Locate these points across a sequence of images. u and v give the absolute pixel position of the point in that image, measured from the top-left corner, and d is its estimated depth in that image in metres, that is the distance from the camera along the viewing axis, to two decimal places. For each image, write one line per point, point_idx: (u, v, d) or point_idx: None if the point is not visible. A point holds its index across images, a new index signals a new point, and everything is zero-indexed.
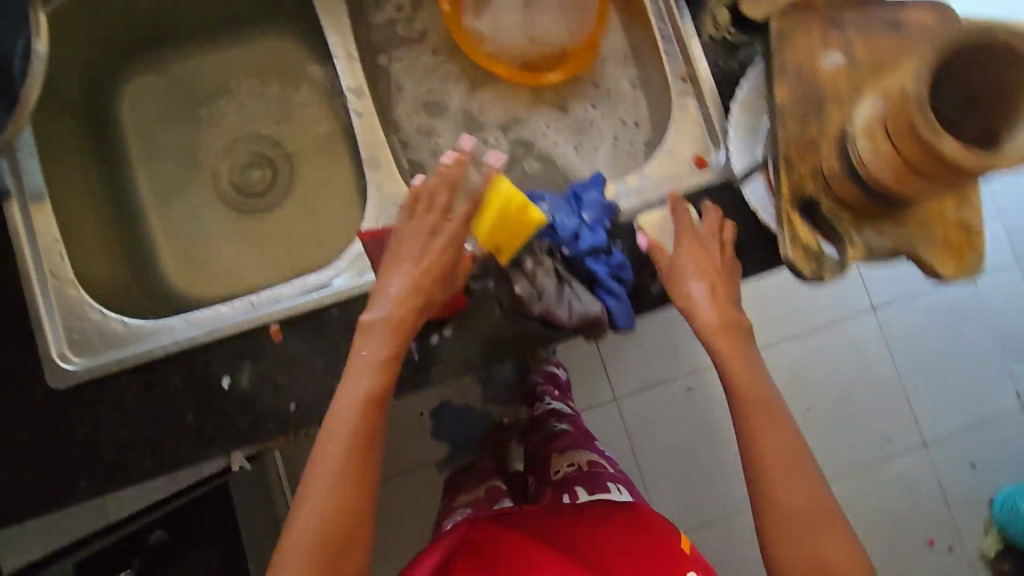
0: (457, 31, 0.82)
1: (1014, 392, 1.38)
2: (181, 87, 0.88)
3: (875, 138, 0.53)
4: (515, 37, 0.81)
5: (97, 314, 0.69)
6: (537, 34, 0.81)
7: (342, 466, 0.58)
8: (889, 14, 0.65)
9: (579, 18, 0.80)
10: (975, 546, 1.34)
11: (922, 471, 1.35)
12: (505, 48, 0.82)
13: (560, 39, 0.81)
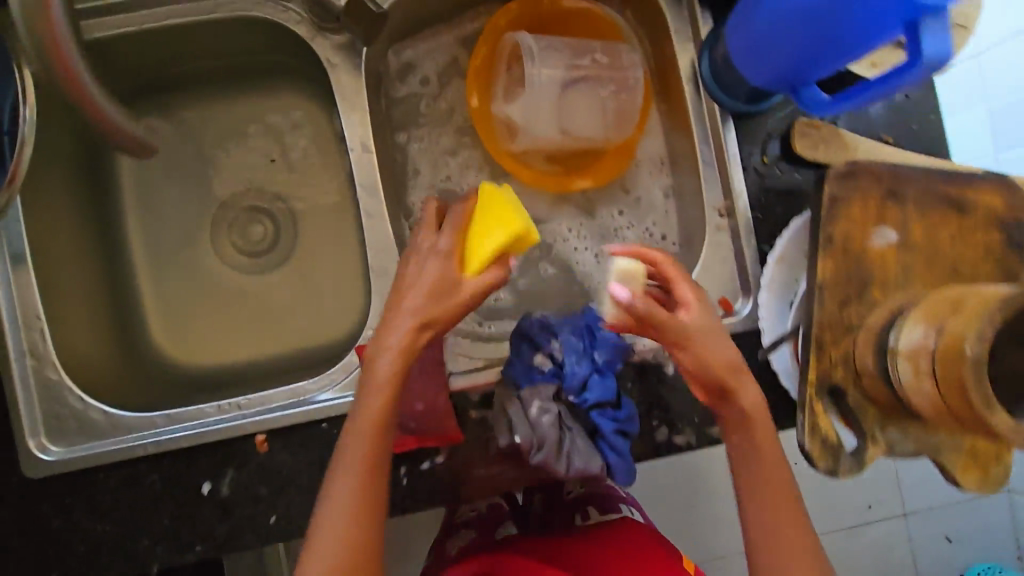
0: (482, 124, 0.75)
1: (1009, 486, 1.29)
2: (184, 133, 0.82)
3: (919, 371, 0.48)
4: (548, 126, 0.73)
5: (78, 402, 0.67)
6: (571, 127, 0.74)
7: (352, 509, 0.51)
8: (953, 194, 0.60)
9: (619, 121, 0.74)
10: None
11: (896, 537, 1.23)
12: (535, 141, 0.74)
13: (596, 136, 0.74)
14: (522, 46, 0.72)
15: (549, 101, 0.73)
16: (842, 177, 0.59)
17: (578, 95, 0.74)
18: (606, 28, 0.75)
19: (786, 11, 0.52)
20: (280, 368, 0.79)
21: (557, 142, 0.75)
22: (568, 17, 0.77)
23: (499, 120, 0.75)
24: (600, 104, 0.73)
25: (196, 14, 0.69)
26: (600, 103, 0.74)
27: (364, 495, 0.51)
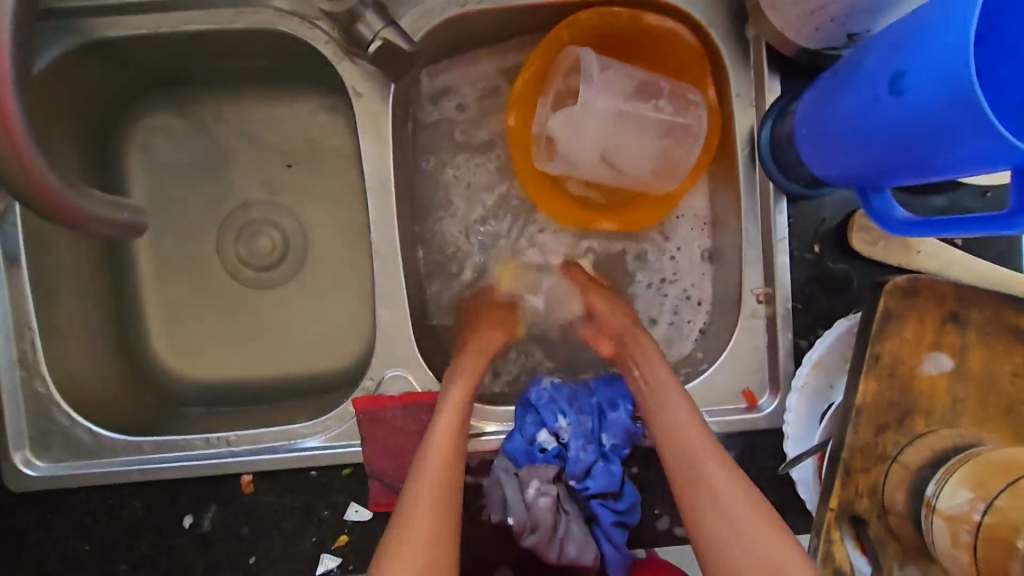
0: (518, 143, 0.69)
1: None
2: (199, 130, 0.77)
3: (956, 540, 0.44)
4: (593, 153, 0.67)
5: (65, 418, 0.64)
6: (618, 162, 0.67)
7: (439, 516, 0.50)
8: (1022, 324, 0.54)
9: (668, 167, 0.67)
10: None
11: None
12: (572, 165, 0.67)
13: (640, 177, 0.68)
14: (583, 65, 0.66)
15: (598, 129, 0.66)
16: (903, 292, 0.54)
17: (635, 127, 0.67)
18: (683, 59, 0.67)
19: (868, 123, 0.47)
20: (274, 392, 0.76)
21: (601, 172, 0.69)
22: (633, 53, 0.71)
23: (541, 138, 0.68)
24: (656, 143, 0.67)
25: (220, 21, 0.64)
26: (655, 141, 0.67)
27: (449, 501, 0.51)
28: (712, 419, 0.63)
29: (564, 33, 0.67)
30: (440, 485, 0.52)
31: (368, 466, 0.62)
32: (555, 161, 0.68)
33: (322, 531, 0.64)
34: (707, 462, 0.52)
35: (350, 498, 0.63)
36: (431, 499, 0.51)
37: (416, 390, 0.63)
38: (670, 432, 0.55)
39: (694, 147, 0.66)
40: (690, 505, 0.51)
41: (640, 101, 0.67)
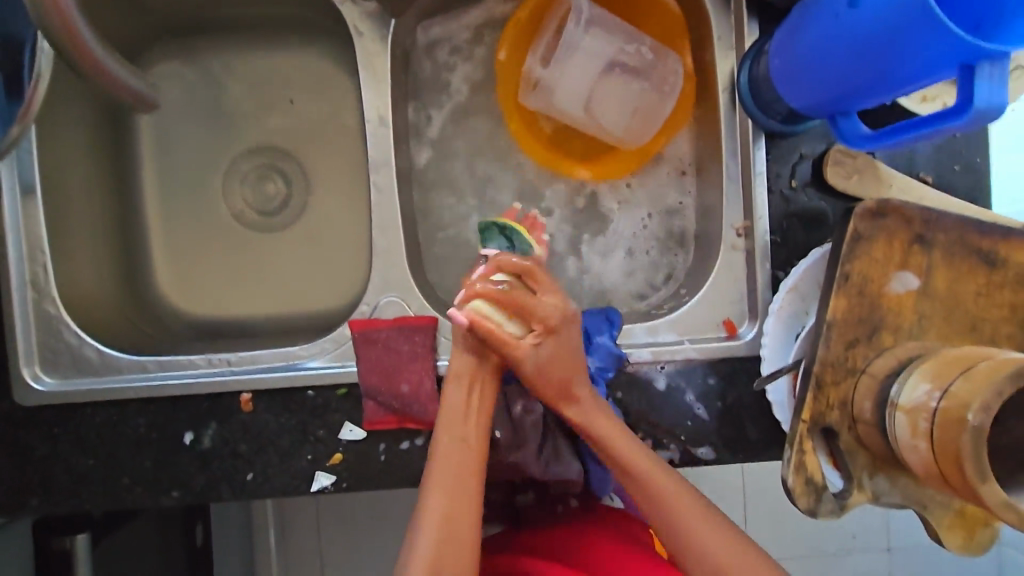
0: (507, 71, 0.74)
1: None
2: (206, 77, 0.81)
3: (915, 429, 0.47)
4: (579, 98, 0.73)
5: (73, 338, 0.67)
6: (595, 114, 0.73)
7: (455, 495, 0.52)
8: (984, 247, 0.57)
9: (640, 124, 0.74)
10: None
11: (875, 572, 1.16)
12: (552, 102, 0.74)
13: (614, 131, 0.74)
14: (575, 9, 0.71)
15: (585, 74, 0.73)
16: (871, 214, 0.56)
17: (616, 85, 0.73)
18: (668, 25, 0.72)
19: (832, 42, 0.50)
20: (271, 327, 0.79)
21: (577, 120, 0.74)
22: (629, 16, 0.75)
23: (528, 75, 0.73)
24: (632, 101, 0.73)
25: None
26: (631, 102, 0.73)
27: (466, 485, 0.53)
28: (693, 345, 0.66)
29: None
30: (457, 470, 0.53)
31: (361, 386, 0.65)
32: (534, 94, 0.74)
33: (317, 451, 0.66)
34: (661, 478, 0.54)
35: (344, 418, 0.66)
36: (446, 481, 0.52)
37: (409, 315, 0.67)
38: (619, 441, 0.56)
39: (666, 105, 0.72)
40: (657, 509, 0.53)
41: (621, 62, 0.73)
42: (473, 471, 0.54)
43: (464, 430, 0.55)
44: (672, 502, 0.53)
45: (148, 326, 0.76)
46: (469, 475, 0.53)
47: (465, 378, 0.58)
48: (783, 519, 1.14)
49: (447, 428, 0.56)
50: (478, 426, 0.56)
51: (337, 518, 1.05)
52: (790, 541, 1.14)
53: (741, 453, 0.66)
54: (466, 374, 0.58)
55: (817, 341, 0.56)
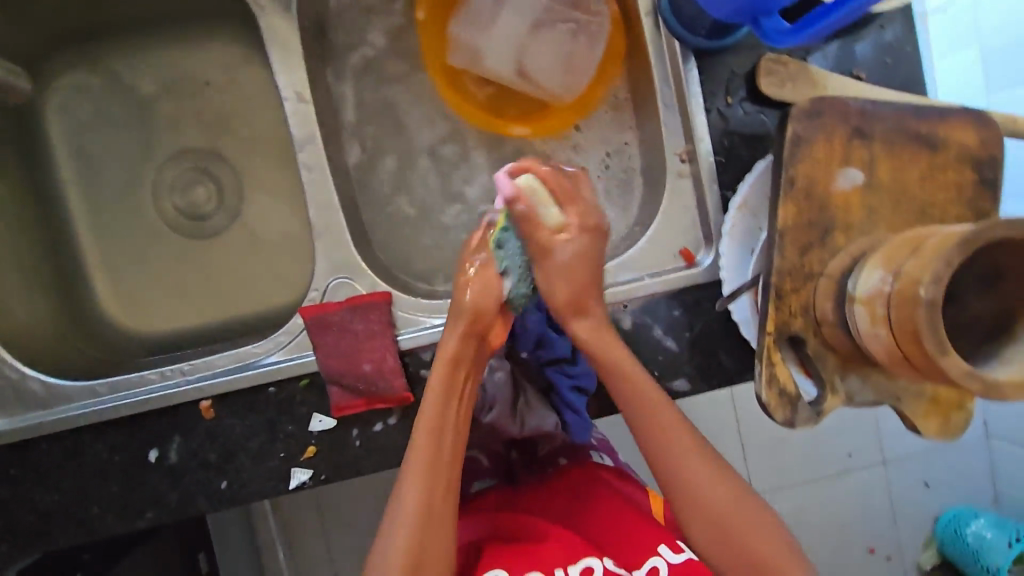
0: (432, 36, 0.72)
1: (981, 422, 1.18)
2: (117, 84, 0.77)
3: (875, 318, 0.46)
4: (507, 57, 0.71)
5: (14, 373, 0.64)
6: (528, 71, 0.71)
7: (430, 535, 0.50)
8: (923, 131, 0.56)
9: (572, 74, 0.71)
10: (911, 557, 1.19)
11: (875, 485, 1.17)
12: (484, 63, 0.72)
13: (548, 87, 0.72)
14: None
15: (509, 32, 0.70)
16: (806, 113, 0.56)
17: (546, 39, 0.70)
18: None
19: None
20: (225, 332, 0.75)
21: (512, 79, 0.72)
22: None
23: (455, 39, 0.71)
24: (562, 52, 0.70)
25: None
26: (561, 51, 0.70)
27: (439, 523, 0.50)
28: (654, 280, 0.65)
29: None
30: (435, 505, 0.51)
31: (322, 373, 0.63)
32: (459, 55, 0.72)
33: (288, 448, 0.64)
34: (677, 443, 0.54)
35: (311, 409, 0.64)
36: (431, 473, 0.51)
37: (361, 293, 0.65)
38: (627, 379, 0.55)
39: (596, 55, 0.69)
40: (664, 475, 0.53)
41: (553, 14, 0.69)
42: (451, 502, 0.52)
43: (441, 466, 0.51)
44: (680, 467, 0.53)
45: (96, 351, 0.72)
46: (446, 509, 0.51)
47: (438, 407, 0.53)
48: (778, 447, 1.15)
49: (421, 460, 0.51)
50: (464, 409, 0.55)
51: (336, 517, 1.04)
52: (788, 465, 1.15)
53: (717, 379, 0.65)
54: (439, 400, 0.53)
55: (771, 252, 0.55)
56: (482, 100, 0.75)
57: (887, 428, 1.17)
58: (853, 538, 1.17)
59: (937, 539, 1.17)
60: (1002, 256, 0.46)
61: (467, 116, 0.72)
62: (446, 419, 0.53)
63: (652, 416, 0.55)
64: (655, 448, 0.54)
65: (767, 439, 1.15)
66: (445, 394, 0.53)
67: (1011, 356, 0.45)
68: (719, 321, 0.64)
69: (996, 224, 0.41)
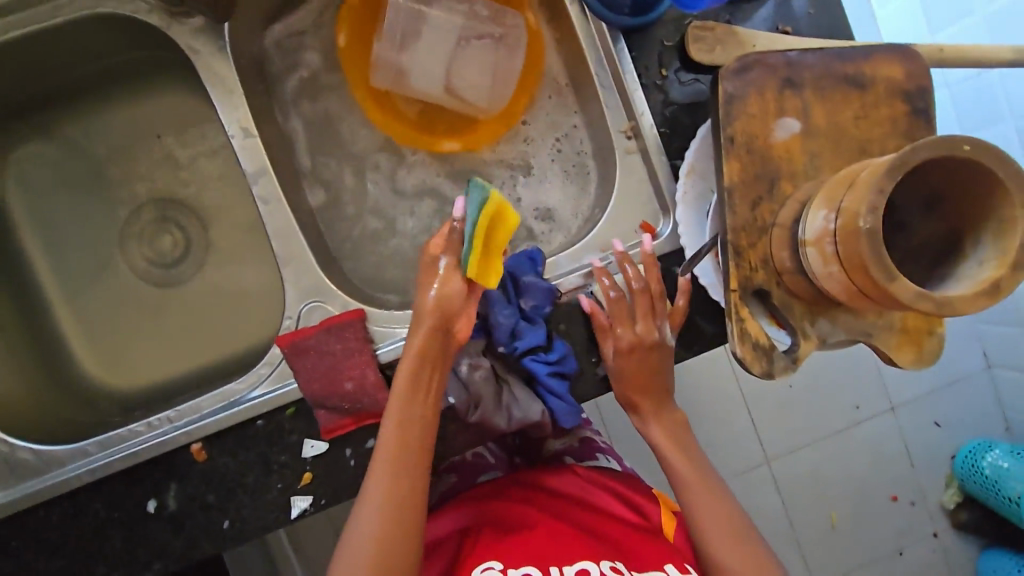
0: (356, 63, 0.74)
1: (980, 353, 1.18)
2: (71, 149, 0.78)
3: (826, 257, 0.47)
4: (433, 72, 0.72)
5: (3, 445, 0.64)
6: (455, 87, 0.72)
7: (396, 535, 0.52)
8: (851, 72, 0.58)
9: (498, 86, 0.73)
10: (934, 498, 1.19)
11: (886, 431, 1.17)
12: (410, 83, 0.73)
13: (476, 101, 0.73)
14: None
15: (430, 49, 0.71)
16: (734, 73, 0.57)
17: (470, 54, 0.72)
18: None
19: None
20: (211, 374, 0.76)
21: (441, 99, 0.73)
22: None
23: (376, 60, 0.72)
24: (486, 64, 0.72)
25: (42, 19, 0.63)
26: (486, 66, 0.72)
27: (399, 528, 0.52)
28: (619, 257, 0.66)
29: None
30: (397, 508, 0.52)
31: (306, 398, 0.63)
32: (382, 75, 0.72)
33: (285, 478, 0.64)
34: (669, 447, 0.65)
35: (302, 435, 0.64)
36: (394, 469, 0.53)
37: (334, 314, 0.66)
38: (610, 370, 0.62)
39: (516, 66, 0.73)
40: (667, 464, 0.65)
41: (469, 31, 0.71)
42: (414, 508, 0.53)
43: (404, 469, 0.53)
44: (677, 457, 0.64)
45: (84, 413, 0.73)
46: (408, 510, 0.53)
47: (402, 412, 0.54)
48: (783, 409, 1.15)
49: (386, 462, 0.53)
50: (434, 403, 0.56)
51: None
52: (795, 424, 1.15)
53: (696, 345, 0.66)
54: (405, 405, 0.55)
55: (723, 211, 0.56)
56: (411, 117, 0.75)
57: (887, 373, 1.17)
58: (873, 488, 1.17)
59: (956, 476, 1.16)
60: (939, 178, 0.47)
61: (395, 133, 0.75)
62: (411, 423, 0.54)
63: (654, 411, 0.65)
64: (661, 442, 0.65)
65: (771, 402, 1.15)
66: (410, 397, 0.55)
67: (962, 273, 0.46)
68: (688, 287, 0.65)
69: (920, 147, 0.42)
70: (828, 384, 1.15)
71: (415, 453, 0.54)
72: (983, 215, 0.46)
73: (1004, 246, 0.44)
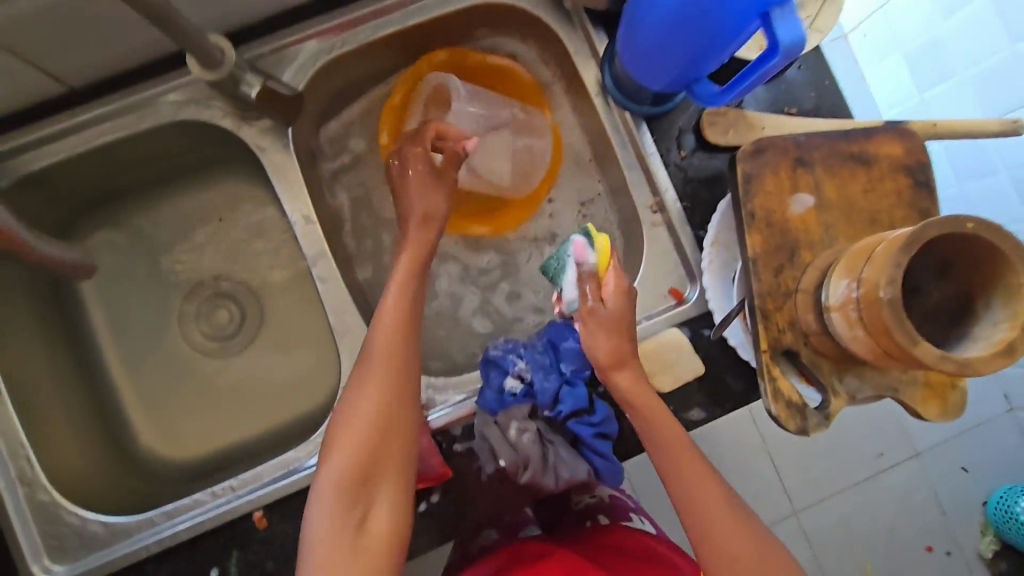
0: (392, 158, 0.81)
1: (1001, 396, 1.17)
2: (138, 236, 0.84)
3: (851, 322, 0.52)
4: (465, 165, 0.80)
5: (75, 518, 0.67)
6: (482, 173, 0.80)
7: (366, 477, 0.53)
8: (855, 150, 0.64)
9: (520, 172, 0.81)
10: (971, 548, 1.17)
11: (916, 480, 1.17)
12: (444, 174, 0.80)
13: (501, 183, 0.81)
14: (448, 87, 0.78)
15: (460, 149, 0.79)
16: (751, 155, 0.63)
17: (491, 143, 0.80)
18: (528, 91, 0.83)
19: (660, 26, 0.58)
20: (264, 442, 0.79)
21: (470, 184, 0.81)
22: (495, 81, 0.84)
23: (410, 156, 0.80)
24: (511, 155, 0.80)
25: (128, 127, 0.71)
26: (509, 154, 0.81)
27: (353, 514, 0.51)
28: (651, 321, 0.71)
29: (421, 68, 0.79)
30: (352, 486, 0.53)
31: None
32: None
33: None
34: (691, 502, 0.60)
35: None
36: (364, 417, 0.55)
37: None
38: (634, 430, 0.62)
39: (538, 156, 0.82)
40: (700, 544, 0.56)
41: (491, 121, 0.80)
42: (371, 490, 0.53)
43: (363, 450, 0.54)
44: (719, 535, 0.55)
45: (145, 484, 0.76)
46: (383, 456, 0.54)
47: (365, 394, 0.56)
48: (810, 459, 1.16)
49: (344, 445, 0.54)
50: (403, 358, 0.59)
51: None
52: (823, 474, 1.15)
53: (729, 402, 0.69)
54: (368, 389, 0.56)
55: (749, 279, 0.61)
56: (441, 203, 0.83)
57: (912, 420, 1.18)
58: (907, 538, 1.16)
59: (990, 524, 1.14)
60: (947, 249, 0.52)
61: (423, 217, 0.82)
62: (367, 406, 0.55)
63: (693, 485, 0.57)
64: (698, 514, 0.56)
65: (798, 453, 1.16)
66: (374, 383, 0.56)
67: (977, 333, 0.50)
68: (718, 348, 0.69)
69: (928, 224, 0.47)
70: (854, 433, 1.17)
71: (375, 431, 0.54)
72: (992, 280, 0.50)
73: (1014, 308, 0.49)
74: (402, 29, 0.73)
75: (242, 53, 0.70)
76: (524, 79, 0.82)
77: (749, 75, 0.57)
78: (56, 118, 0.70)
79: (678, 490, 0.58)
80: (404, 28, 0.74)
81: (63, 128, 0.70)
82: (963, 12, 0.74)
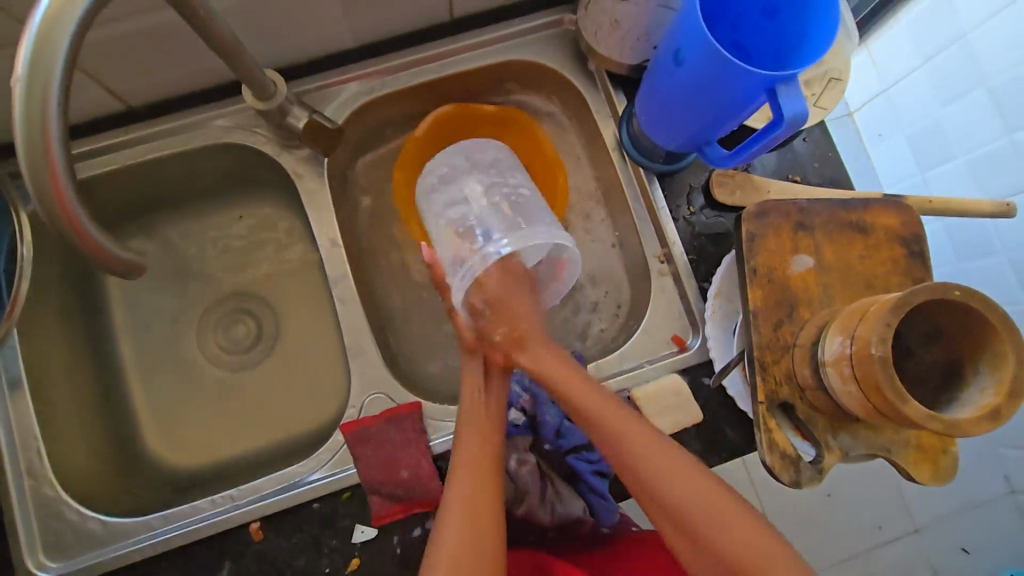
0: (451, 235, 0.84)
1: None
2: (169, 248, 0.87)
3: (844, 378, 0.55)
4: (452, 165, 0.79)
5: (75, 514, 0.69)
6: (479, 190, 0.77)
7: (477, 526, 0.55)
8: (854, 219, 0.68)
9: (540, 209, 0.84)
10: None
11: None
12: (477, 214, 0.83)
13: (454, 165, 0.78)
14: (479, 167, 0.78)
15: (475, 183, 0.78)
16: (756, 215, 0.67)
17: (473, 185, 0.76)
18: (504, 118, 0.83)
19: (675, 91, 0.64)
20: (269, 456, 0.81)
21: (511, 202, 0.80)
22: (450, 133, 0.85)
23: None
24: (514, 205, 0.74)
25: (175, 146, 0.77)
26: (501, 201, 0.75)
27: (485, 530, 0.55)
28: (653, 366, 0.74)
29: (400, 174, 0.83)
30: (479, 473, 0.59)
31: (364, 484, 0.68)
32: None
33: (334, 563, 0.67)
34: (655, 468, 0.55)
35: (357, 519, 0.68)
36: (472, 462, 0.60)
37: (394, 405, 0.72)
38: (592, 408, 0.60)
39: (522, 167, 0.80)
40: (705, 532, 0.51)
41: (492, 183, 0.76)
42: (488, 477, 0.59)
43: (482, 474, 0.59)
44: (698, 503, 0.52)
45: (146, 487, 0.78)
46: (487, 498, 0.57)
47: (476, 411, 0.64)
48: None
49: (468, 469, 0.59)
50: (495, 413, 0.65)
51: None
52: None
53: (726, 452, 0.71)
54: (471, 409, 0.65)
55: (749, 332, 0.64)
56: None
57: None
58: None
59: None
60: (939, 315, 0.55)
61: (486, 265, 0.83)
62: (486, 416, 0.64)
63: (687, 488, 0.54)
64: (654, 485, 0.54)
65: None
66: (484, 398, 0.66)
67: (966, 398, 0.53)
68: (716, 398, 0.72)
69: (919, 288, 0.51)
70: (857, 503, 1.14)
71: (492, 431, 0.63)
72: (985, 346, 0.53)
73: (1000, 375, 0.51)
74: (437, 77, 0.80)
75: (290, 87, 0.76)
76: (490, 110, 0.82)
77: (751, 146, 0.63)
78: (109, 134, 0.76)
79: (663, 503, 0.54)
80: (439, 77, 0.80)
81: (114, 143, 0.75)
82: (962, 100, 0.78)
